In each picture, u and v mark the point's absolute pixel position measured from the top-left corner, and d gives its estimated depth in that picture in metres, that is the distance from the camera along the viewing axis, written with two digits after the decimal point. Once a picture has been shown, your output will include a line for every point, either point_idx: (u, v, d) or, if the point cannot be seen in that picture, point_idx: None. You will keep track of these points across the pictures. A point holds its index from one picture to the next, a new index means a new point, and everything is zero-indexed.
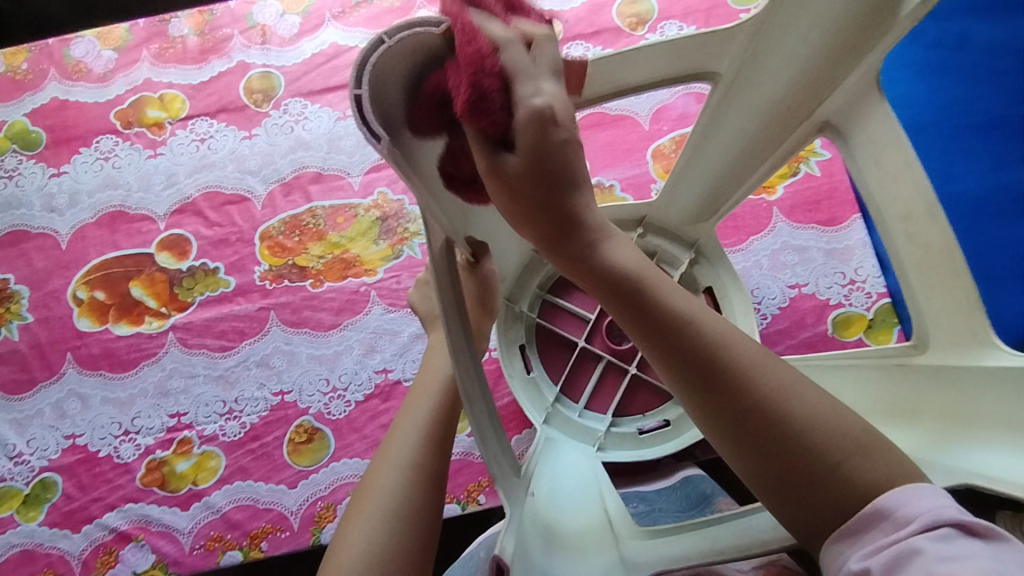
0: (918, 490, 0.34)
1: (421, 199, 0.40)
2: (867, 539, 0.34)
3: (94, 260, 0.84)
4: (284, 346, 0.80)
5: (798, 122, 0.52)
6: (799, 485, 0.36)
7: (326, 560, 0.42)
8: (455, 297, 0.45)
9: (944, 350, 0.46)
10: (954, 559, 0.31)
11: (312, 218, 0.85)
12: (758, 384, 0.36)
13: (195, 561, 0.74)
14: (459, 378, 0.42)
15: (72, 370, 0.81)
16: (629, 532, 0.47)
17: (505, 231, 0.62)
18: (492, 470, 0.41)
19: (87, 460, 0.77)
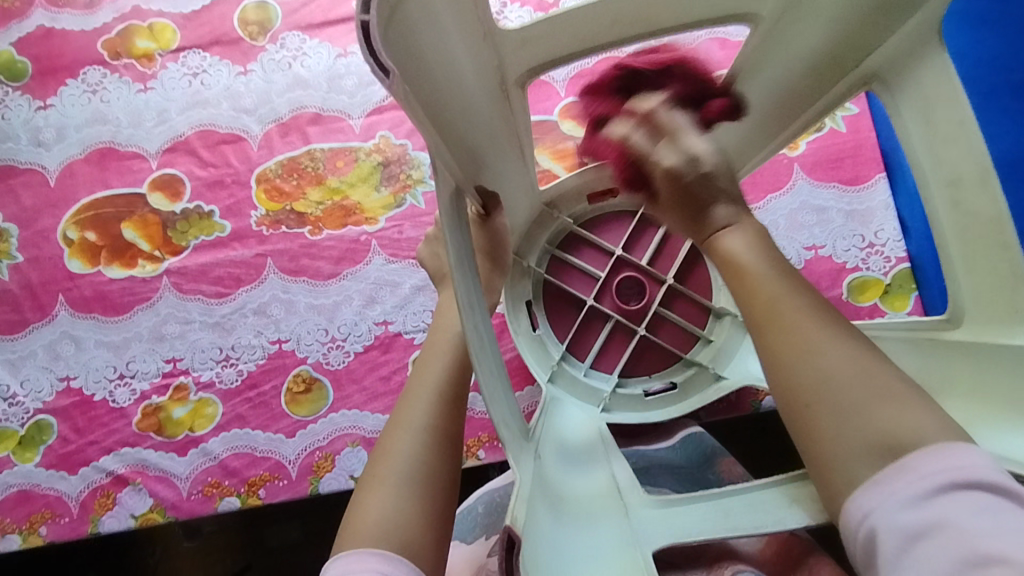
0: (957, 451, 0.33)
1: (431, 141, 0.37)
2: (890, 488, 0.33)
3: (84, 199, 0.81)
4: (282, 294, 0.78)
5: (839, 71, 0.49)
6: (819, 421, 0.37)
7: (343, 526, 0.42)
8: (463, 250, 0.43)
9: (979, 327, 0.44)
10: (990, 526, 0.31)
11: (311, 161, 0.81)
12: (804, 327, 0.39)
13: (193, 506, 0.74)
14: (470, 336, 0.40)
15: (64, 312, 0.79)
16: (637, 497, 0.47)
17: (515, 180, 0.60)
18: (504, 434, 0.40)
19: (82, 403, 0.76)
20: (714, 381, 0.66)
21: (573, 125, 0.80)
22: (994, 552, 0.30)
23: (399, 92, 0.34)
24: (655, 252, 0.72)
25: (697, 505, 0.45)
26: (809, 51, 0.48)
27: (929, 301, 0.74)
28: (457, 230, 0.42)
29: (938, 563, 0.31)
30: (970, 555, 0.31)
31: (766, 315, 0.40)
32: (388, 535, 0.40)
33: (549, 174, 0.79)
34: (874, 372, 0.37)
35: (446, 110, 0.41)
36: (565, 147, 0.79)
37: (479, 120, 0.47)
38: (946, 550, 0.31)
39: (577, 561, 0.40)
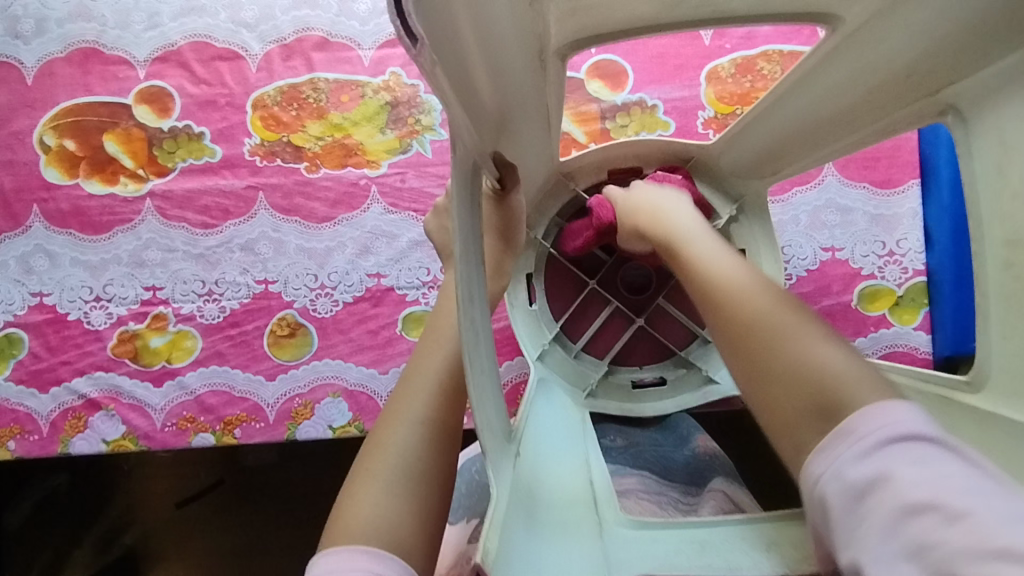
0: (889, 405, 0.33)
1: (452, 117, 0.32)
2: (835, 452, 0.33)
3: (64, 103, 0.75)
4: (271, 232, 0.74)
5: (920, 93, 0.45)
6: (766, 384, 0.37)
7: (331, 522, 0.40)
8: (472, 234, 0.38)
9: (1000, 399, 0.41)
10: (922, 474, 0.30)
11: (313, 91, 0.75)
12: (739, 290, 0.42)
13: (166, 438, 0.71)
14: (465, 334, 0.35)
15: (38, 224, 0.74)
16: (614, 515, 0.47)
17: (535, 151, 0.55)
18: (489, 439, 0.37)
19: (55, 322, 0.73)
20: (705, 381, 0.66)
21: (600, 86, 0.74)
22: (926, 499, 0.29)
23: (426, 65, 0.28)
24: None
25: (673, 536, 0.45)
26: (884, 62, 0.44)
27: (938, 320, 0.72)
28: (468, 215, 0.37)
29: (883, 517, 0.30)
30: (901, 503, 0.30)
31: (710, 293, 0.43)
32: (380, 532, 0.39)
33: (568, 137, 0.74)
34: (812, 336, 0.38)
35: (474, 79, 0.36)
36: (589, 111, 0.74)
37: (507, 89, 0.42)
38: (883, 500, 0.31)
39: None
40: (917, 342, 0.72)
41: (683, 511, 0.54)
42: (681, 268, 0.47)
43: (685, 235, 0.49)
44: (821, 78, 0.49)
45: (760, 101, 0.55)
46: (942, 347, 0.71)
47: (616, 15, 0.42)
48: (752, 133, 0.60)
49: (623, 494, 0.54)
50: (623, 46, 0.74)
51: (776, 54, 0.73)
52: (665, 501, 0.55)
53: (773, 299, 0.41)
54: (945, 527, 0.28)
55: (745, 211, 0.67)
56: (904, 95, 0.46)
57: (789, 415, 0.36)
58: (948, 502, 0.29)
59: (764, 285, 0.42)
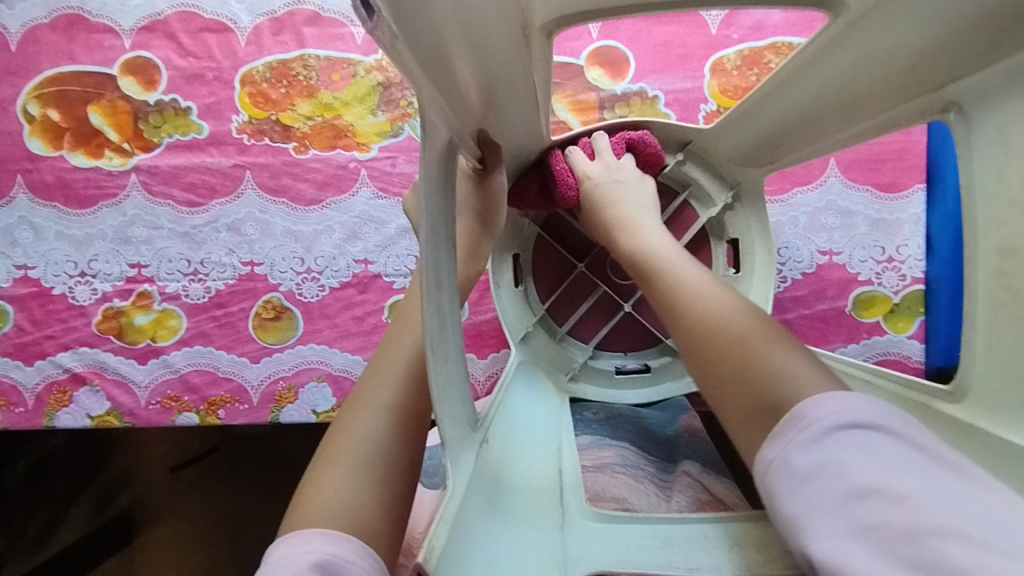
0: (831, 393, 0.35)
1: (420, 94, 0.31)
2: (785, 439, 0.35)
3: (48, 72, 0.73)
4: (258, 213, 0.73)
5: (922, 88, 0.43)
6: (718, 387, 0.40)
7: (292, 507, 0.39)
8: (442, 219, 0.36)
9: (980, 410, 0.41)
10: (866, 459, 0.33)
11: (303, 68, 0.73)
12: (693, 289, 0.45)
13: (151, 416, 0.71)
14: (428, 323, 0.34)
15: (23, 196, 0.73)
16: (578, 505, 0.45)
17: (520, 128, 0.54)
18: (450, 427, 0.36)
19: (40, 296, 0.72)
20: (689, 370, 0.65)
21: (599, 74, 0.72)
22: (872, 483, 0.32)
23: (386, 40, 0.26)
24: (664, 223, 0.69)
25: (641, 529, 0.44)
26: (889, 54, 0.42)
27: (933, 329, 0.70)
28: (439, 196, 0.36)
29: (828, 499, 0.33)
30: (850, 486, 0.32)
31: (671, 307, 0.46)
32: (337, 518, 0.37)
33: (564, 126, 0.72)
34: (758, 336, 0.40)
35: (447, 54, 0.34)
36: (587, 99, 0.71)
37: (487, 66, 0.40)
38: (834, 483, 0.33)
39: (504, 573, 0.37)
40: (909, 350, 0.70)
41: (659, 488, 0.50)
42: (655, 279, 0.49)
43: (648, 230, 0.53)
44: (818, 70, 0.47)
45: (760, 87, 0.52)
46: (935, 357, 0.70)
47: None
48: (749, 121, 0.57)
49: (596, 470, 0.51)
50: (626, 32, 0.72)
51: (784, 46, 0.70)
52: (641, 476, 0.51)
53: (731, 309, 0.43)
54: (889, 508, 0.31)
55: (741, 199, 0.65)
56: (906, 88, 0.44)
57: (739, 408, 0.39)
58: (891, 485, 0.31)
59: (717, 287, 0.45)
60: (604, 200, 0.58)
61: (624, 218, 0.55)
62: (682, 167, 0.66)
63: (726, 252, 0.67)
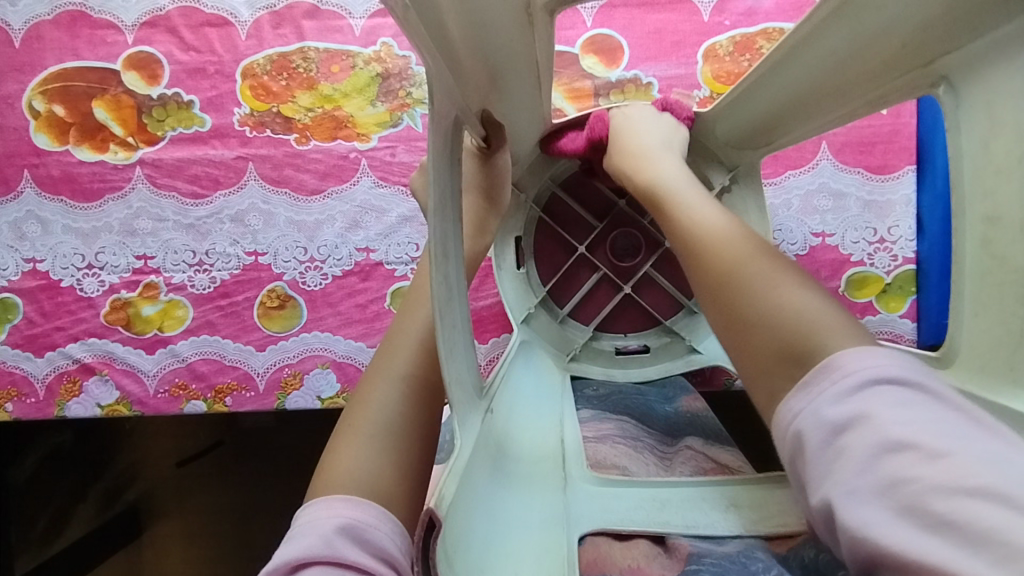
0: (870, 350, 0.34)
1: (429, 67, 0.32)
2: (818, 389, 0.33)
3: (53, 68, 0.74)
4: (261, 204, 0.74)
5: (913, 64, 0.44)
6: (730, 330, 0.39)
7: (315, 474, 0.40)
8: (450, 188, 0.38)
9: (966, 374, 0.43)
10: (905, 416, 0.31)
11: (303, 60, 0.75)
12: (716, 234, 0.43)
13: (159, 405, 0.72)
14: (437, 287, 0.35)
15: (30, 190, 0.74)
16: (579, 470, 0.47)
17: (526, 111, 0.55)
18: (455, 391, 0.37)
19: (48, 288, 0.73)
20: (688, 351, 0.66)
21: (594, 62, 0.73)
22: (905, 438, 0.30)
23: (398, 9, 0.28)
24: None
25: (638, 492, 0.45)
26: (879, 34, 0.43)
27: (924, 308, 0.71)
28: (448, 168, 0.38)
29: (856, 451, 0.31)
30: (882, 440, 0.30)
31: (697, 250, 0.43)
32: (359, 484, 0.38)
33: (560, 113, 0.73)
34: (779, 278, 0.39)
35: (456, 31, 0.36)
36: (582, 87, 0.73)
37: (494, 47, 0.42)
38: (865, 436, 0.31)
39: (506, 529, 0.39)
40: (901, 329, 0.72)
41: (658, 459, 0.51)
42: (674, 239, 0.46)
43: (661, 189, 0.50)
44: (810, 50, 0.48)
45: (758, 66, 0.54)
46: (926, 335, 0.71)
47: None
48: (748, 104, 0.58)
49: (597, 441, 0.52)
50: (620, 20, 0.73)
51: (776, 32, 0.72)
52: (641, 447, 0.52)
53: (747, 247, 0.42)
54: (922, 463, 0.29)
55: (738, 181, 0.67)
56: (898, 66, 0.45)
57: (762, 355, 0.37)
58: (925, 441, 0.29)
59: (741, 236, 0.43)
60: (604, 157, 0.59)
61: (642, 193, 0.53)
62: None
63: None
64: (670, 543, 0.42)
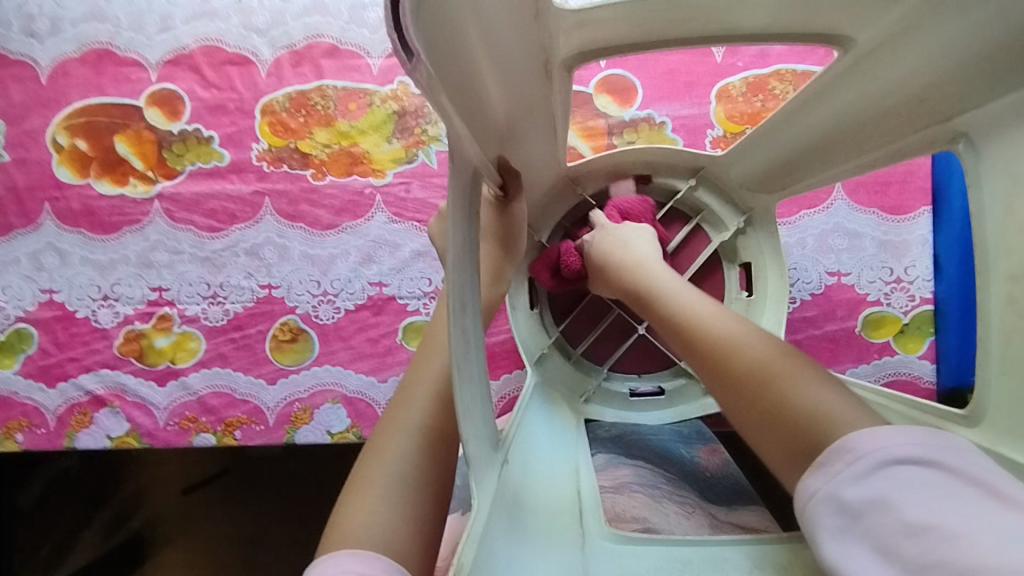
0: (880, 429, 0.36)
1: (452, 131, 0.33)
2: (834, 471, 0.36)
3: (77, 104, 0.76)
4: (276, 238, 0.75)
5: (927, 121, 0.43)
6: (757, 425, 0.41)
7: (327, 529, 0.40)
8: (467, 243, 0.38)
9: (996, 436, 0.41)
10: (925, 497, 0.33)
11: (321, 98, 0.76)
12: (723, 325, 0.47)
13: (169, 437, 0.72)
14: (454, 343, 0.35)
15: (50, 223, 0.75)
16: (597, 527, 0.46)
17: (541, 154, 0.56)
18: (473, 448, 0.36)
19: (63, 319, 0.74)
20: (704, 393, 0.64)
21: (608, 101, 0.74)
22: (923, 521, 0.32)
23: (423, 81, 0.28)
24: (674, 250, 0.71)
25: (657, 550, 0.44)
26: (899, 88, 0.43)
27: (943, 349, 0.70)
28: (466, 223, 0.37)
29: (881, 535, 0.34)
30: (904, 523, 0.33)
31: (715, 350, 0.46)
32: (374, 538, 0.38)
33: (575, 152, 0.74)
34: (801, 377, 0.41)
35: (480, 88, 0.37)
36: (596, 126, 0.73)
37: (511, 96, 0.42)
38: (886, 519, 0.33)
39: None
40: (920, 371, 0.70)
41: (677, 507, 0.49)
42: (685, 341, 0.48)
43: (666, 282, 0.54)
44: (836, 95, 0.48)
45: (776, 113, 0.54)
46: (946, 378, 0.70)
47: (624, 27, 0.42)
48: (764, 146, 0.58)
49: (614, 490, 0.50)
50: (634, 61, 0.74)
51: (789, 73, 0.72)
52: (659, 497, 0.50)
53: (755, 338, 0.45)
54: (942, 546, 0.32)
55: (753, 224, 0.67)
56: (912, 122, 0.45)
57: (778, 451, 0.40)
58: (942, 523, 0.32)
59: (756, 334, 0.46)
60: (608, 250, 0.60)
61: (633, 268, 0.57)
62: (694, 193, 0.68)
63: (739, 276, 0.69)
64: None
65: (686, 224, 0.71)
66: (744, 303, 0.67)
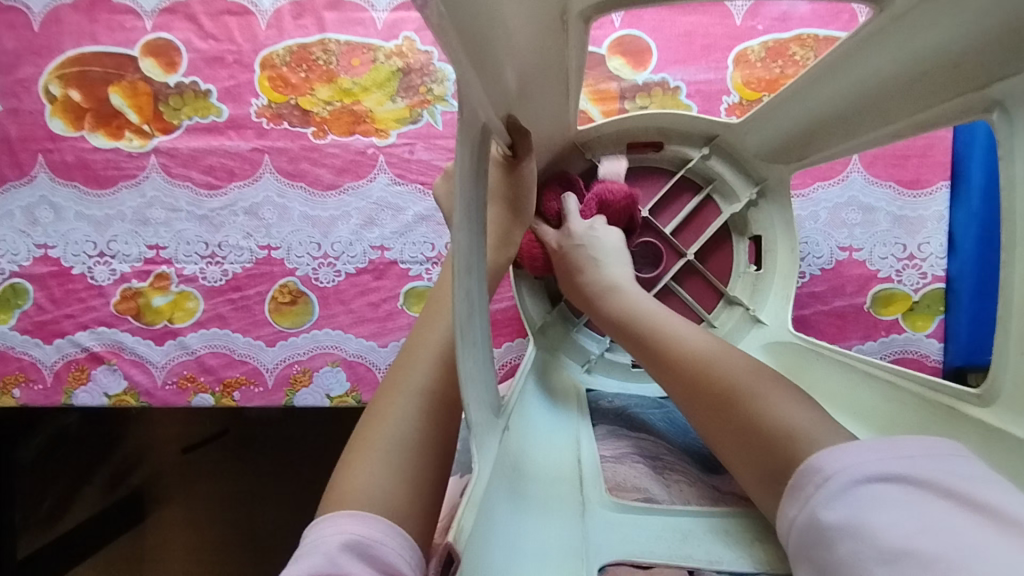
0: (847, 447, 0.35)
1: (461, 79, 0.31)
2: (808, 495, 0.35)
3: (70, 52, 0.73)
4: (276, 198, 0.73)
5: (962, 88, 0.41)
6: (733, 446, 0.42)
7: (327, 491, 0.39)
8: (474, 202, 0.36)
9: (1013, 416, 0.39)
10: (898, 518, 0.31)
11: (324, 52, 0.73)
12: (688, 343, 0.48)
13: (167, 396, 0.71)
14: (457, 305, 0.34)
15: (44, 175, 0.73)
16: (597, 494, 0.45)
17: (551, 115, 0.54)
18: (474, 413, 0.35)
19: (59, 275, 0.72)
20: None
21: (621, 64, 0.71)
22: (899, 546, 0.30)
23: (433, 20, 0.26)
24: (682, 221, 0.70)
25: (657, 520, 0.44)
26: (932, 52, 0.41)
27: (952, 328, 0.69)
28: (473, 182, 0.36)
29: (855, 559, 0.32)
30: (878, 550, 0.31)
31: (686, 371, 0.46)
32: (373, 502, 0.37)
33: (585, 116, 0.71)
34: (770, 391, 0.42)
35: (492, 38, 0.35)
36: (608, 89, 0.71)
37: (524, 49, 0.40)
38: (860, 546, 0.32)
39: (526, 554, 0.38)
40: (927, 349, 0.69)
41: (679, 477, 0.48)
42: (655, 359, 0.49)
43: (639, 300, 0.54)
44: (864, 60, 0.45)
45: (800, 76, 0.51)
46: (954, 357, 0.69)
47: None
48: (784, 114, 0.56)
49: (615, 460, 0.49)
50: (649, 22, 0.71)
51: (810, 38, 0.69)
52: (661, 467, 0.49)
53: (720, 357, 0.46)
54: (917, 571, 0.29)
55: (765, 196, 0.65)
56: (945, 88, 0.42)
57: (755, 472, 0.40)
58: (921, 547, 0.30)
59: (723, 352, 0.46)
60: (579, 263, 0.59)
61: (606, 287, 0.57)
62: (706, 161, 0.66)
63: (748, 250, 0.67)
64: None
65: (697, 194, 0.69)
66: (752, 276, 0.66)
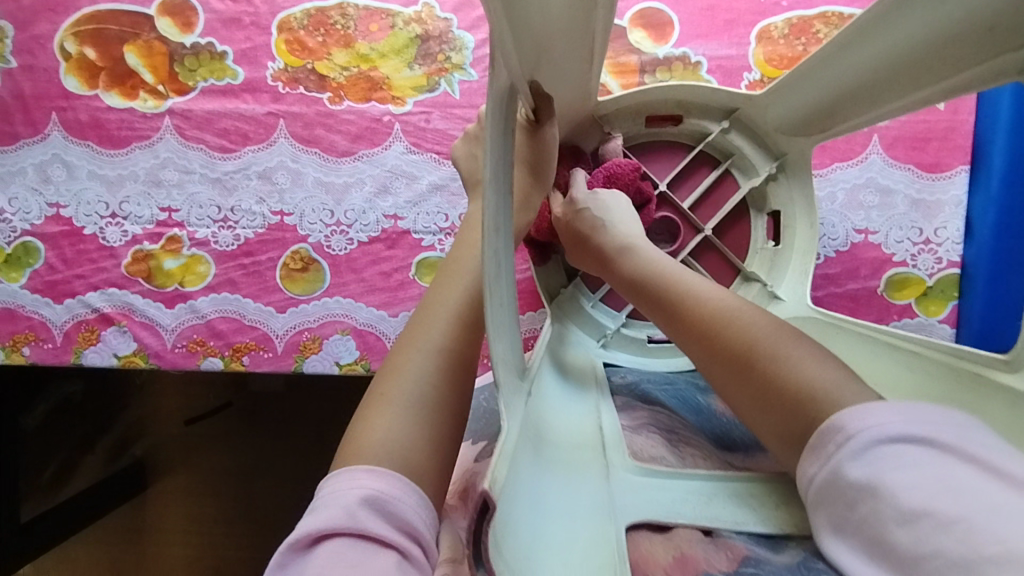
0: (873, 406, 0.35)
1: (495, 27, 0.30)
2: (829, 454, 0.36)
3: (86, 10, 0.73)
4: (290, 162, 0.72)
5: (995, 52, 0.41)
6: (754, 406, 0.41)
7: (344, 443, 0.39)
8: (502, 159, 0.36)
9: None
10: (916, 480, 0.32)
11: (342, 17, 0.73)
12: (706, 300, 0.45)
13: (176, 359, 0.71)
14: (485, 261, 0.33)
15: (57, 134, 0.73)
16: (620, 459, 0.45)
17: (573, 83, 0.54)
18: (501, 371, 0.35)
19: (71, 235, 0.72)
20: None
21: (642, 37, 0.70)
22: (920, 507, 0.31)
23: None
24: (700, 198, 0.69)
25: (682, 485, 0.44)
26: (962, 17, 0.40)
27: (966, 313, 0.69)
28: (501, 139, 0.35)
29: (877, 520, 0.33)
30: (898, 510, 0.32)
31: (705, 328, 0.44)
32: (392, 455, 0.37)
33: (604, 89, 0.70)
34: (791, 350, 0.40)
35: None
36: (628, 62, 0.70)
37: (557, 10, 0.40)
38: (880, 506, 0.33)
39: (553, 510, 0.39)
40: (940, 334, 0.69)
41: (694, 446, 0.49)
42: (670, 317, 0.47)
43: (650, 255, 0.52)
44: (893, 25, 0.44)
45: (826, 45, 0.51)
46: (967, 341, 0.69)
47: None
48: (805, 86, 0.56)
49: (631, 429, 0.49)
50: None
51: (835, 16, 0.68)
52: (678, 439, 0.49)
53: (738, 311, 0.44)
54: (938, 532, 0.30)
55: (785, 171, 0.64)
56: (976, 53, 0.42)
57: (776, 432, 0.40)
58: (942, 508, 0.31)
59: (738, 306, 0.44)
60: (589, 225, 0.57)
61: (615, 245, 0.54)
62: (726, 135, 0.65)
63: (766, 225, 0.67)
64: (720, 539, 0.40)
65: (715, 169, 0.69)
66: (770, 252, 0.66)
